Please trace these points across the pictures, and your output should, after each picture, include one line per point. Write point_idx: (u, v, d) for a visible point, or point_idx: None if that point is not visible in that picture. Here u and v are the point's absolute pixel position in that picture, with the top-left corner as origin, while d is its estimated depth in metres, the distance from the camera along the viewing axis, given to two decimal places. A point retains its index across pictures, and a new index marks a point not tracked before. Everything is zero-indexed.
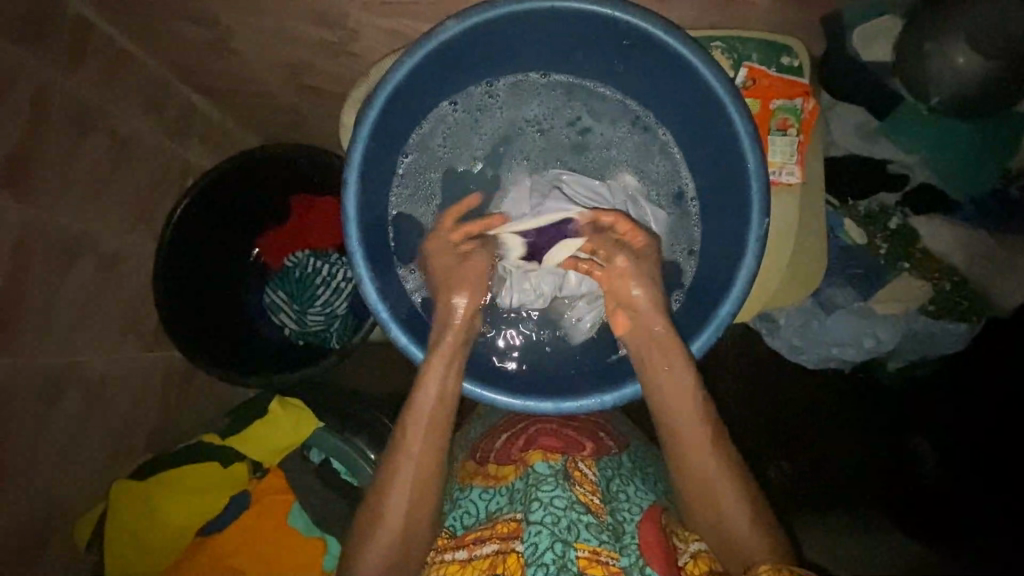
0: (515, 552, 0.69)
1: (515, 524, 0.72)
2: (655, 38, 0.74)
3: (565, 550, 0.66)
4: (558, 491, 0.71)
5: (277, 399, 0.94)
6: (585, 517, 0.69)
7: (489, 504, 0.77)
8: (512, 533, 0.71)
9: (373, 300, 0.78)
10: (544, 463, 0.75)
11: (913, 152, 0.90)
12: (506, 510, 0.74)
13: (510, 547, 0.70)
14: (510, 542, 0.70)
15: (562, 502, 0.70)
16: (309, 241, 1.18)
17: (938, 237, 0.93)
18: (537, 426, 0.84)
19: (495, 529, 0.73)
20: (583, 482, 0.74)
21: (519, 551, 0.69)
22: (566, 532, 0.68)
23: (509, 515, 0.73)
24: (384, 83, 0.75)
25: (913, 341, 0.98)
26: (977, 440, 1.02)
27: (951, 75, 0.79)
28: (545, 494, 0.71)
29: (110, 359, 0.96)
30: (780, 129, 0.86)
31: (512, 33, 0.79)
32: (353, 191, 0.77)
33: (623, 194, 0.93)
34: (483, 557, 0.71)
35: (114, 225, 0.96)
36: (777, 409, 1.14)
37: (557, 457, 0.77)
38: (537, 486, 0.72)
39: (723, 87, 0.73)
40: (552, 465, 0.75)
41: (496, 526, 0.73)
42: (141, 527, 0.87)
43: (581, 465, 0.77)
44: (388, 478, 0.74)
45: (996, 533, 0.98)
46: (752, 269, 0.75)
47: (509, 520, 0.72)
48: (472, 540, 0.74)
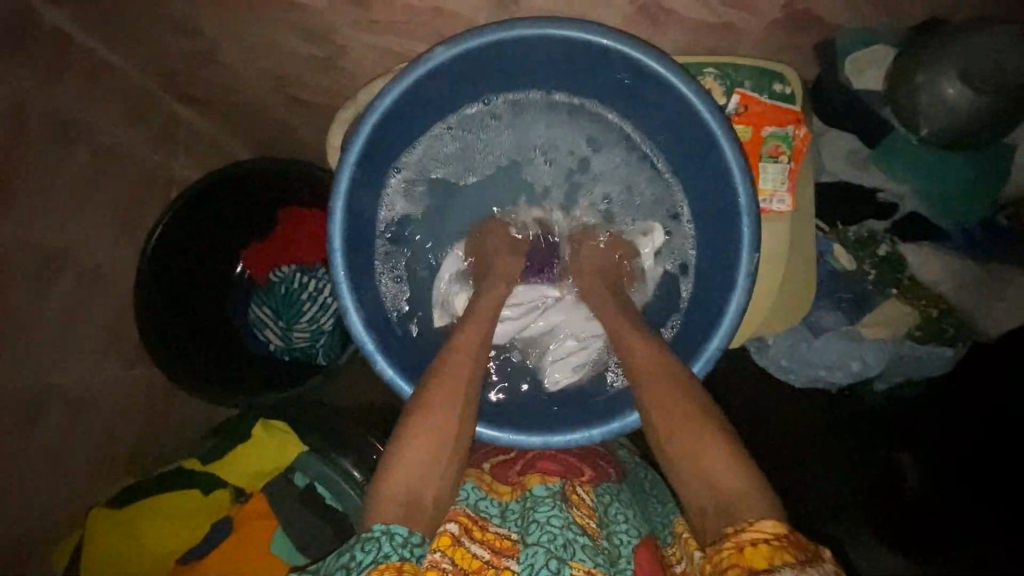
0: (510, 569, 0.69)
1: (511, 542, 0.71)
2: (647, 67, 0.73)
3: (559, 567, 0.65)
4: (556, 512, 0.69)
5: (260, 423, 0.93)
6: (580, 538, 0.68)
7: (480, 504, 0.73)
8: (507, 550, 0.70)
9: (358, 329, 0.77)
10: (542, 485, 0.73)
11: (903, 182, 0.90)
12: (498, 524, 0.72)
13: (504, 563, 0.69)
14: (503, 558, 0.69)
15: (559, 521, 0.68)
16: (295, 256, 1.15)
17: (926, 265, 0.92)
18: (535, 452, 0.83)
19: (487, 538, 0.70)
20: (581, 507, 0.73)
21: (515, 569, 0.68)
22: (562, 551, 0.66)
23: (504, 532, 0.71)
24: (370, 110, 0.73)
25: (897, 365, 0.98)
26: (964, 452, 1.05)
27: (942, 105, 0.79)
28: (542, 515, 0.69)
29: (91, 376, 0.94)
30: (771, 156, 0.86)
31: (503, 58, 0.77)
32: (339, 218, 0.76)
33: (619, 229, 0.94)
34: (473, 556, 0.67)
35: (94, 239, 0.94)
36: (768, 426, 1.14)
37: (555, 480, 0.75)
38: (534, 507, 0.70)
39: (714, 117, 0.73)
40: (550, 488, 0.73)
41: (488, 534, 0.70)
42: (120, 557, 0.85)
43: (579, 490, 0.75)
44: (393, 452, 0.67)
45: (993, 542, 1.04)
46: (742, 302, 0.75)
47: (504, 536, 0.71)
48: (463, 528, 0.70)
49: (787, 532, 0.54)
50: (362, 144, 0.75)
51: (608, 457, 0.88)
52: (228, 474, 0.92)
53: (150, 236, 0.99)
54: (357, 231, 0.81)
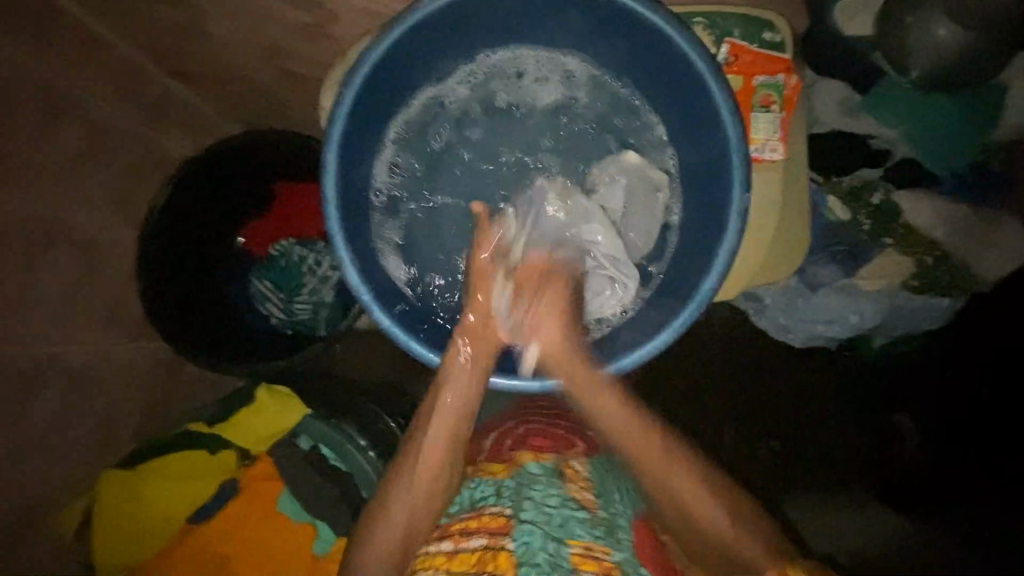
0: (505, 549, 0.68)
1: (505, 519, 0.71)
2: (635, 13, 0.74)
3: (557, 547, 0.67)
4: (551, 491, 0.73)
5: (265, 385, 0.95)
6: (577, 513, 0.71)
7: (474, 497, 0.76)
8: (501, 529, 0.70)
9: (354, 283, 0.78)
10: (537, 463, 0.77)
11: (894, 126, 0.90)
12: (493, 504, 0.73)
13: (500, 544, 0.68)
14: (499, 538, 0.69)
15: (555, 500, 0.72)
16: (295, 230, 1.16)
17: (921, 211, 0.92)
18: (528, 427, 0.86)
19: (483, 522, 0.71)
20: (576, 480, 0.76)
21: (510, 548, 0.68)
22: (559, 530, 0.69)
23: (498, 510, 0.72)
24: (359, 62, 0.74)
25: (897, 316, 0.98)
26: (959, 416, 1.04)
27: (931, 44, 0.82)
28: (537, 493, 0.72)
29: (93, 347, 0.95)
30: (762, 105, 0.85)
31: (491, 11, 0.79)
32: (332, 170, 0.77)
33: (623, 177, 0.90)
34: (471, 551, 0.69)
35: (93, 211, 0.95)
36: (770, 391, 1.14)
37: (549, 457, 0.79)
38: (528, 485, 0.73)
39: (702, 58, 0.73)
40: (544, 466, 0.77)
41: (483, 519, 0.71)
42: (130, 515, 0.87)
43: (574, 463, 0.79)
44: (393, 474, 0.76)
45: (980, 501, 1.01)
46: (733, 245, 0.75)
47: (497, 514, 0.71)
48: (459, 531, 0.72)
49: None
50: (354, 97, 0.75)
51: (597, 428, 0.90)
52: (234, 436, 0.94)
53: (151, 207, 1.00)
54: (350, 183, 0.81)
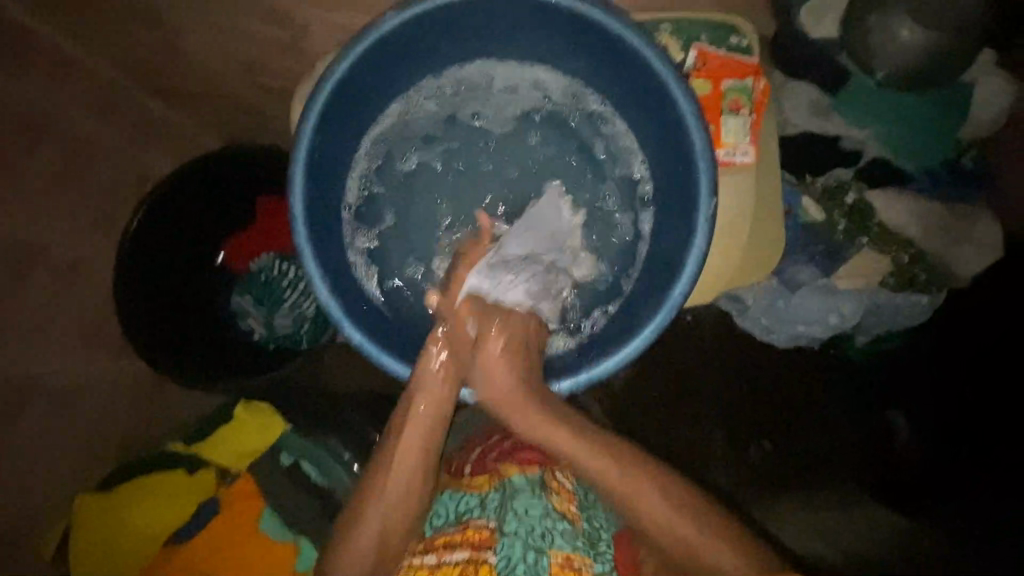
0: (488, 563, 0.71)
1: (488, 533, 0.73)
2: (597, 22, 0.75)
3: (537, 558, 0.69)
4: (534, 502, 0.73)
5: (243, 402, 0.96)
6: (559, 524, 0.72)
7: (459, 507, 0.77)
8: (484, 542, 0.72)
9: (325, 297, 0.78)
10: (522, 475, 0.76)
11: (865, 127, 0.91)
12: (477, 516, 0.75)
13: (482, 557, 0.71)
14: (481, 552, 0.72)
15: (537, 512, 0.72)
16: (274, 244, 1.15)
17: (895, 210, 0.92)
18: (516, 439, 0.84)
19: (467, 535, 0.73)
20: (560, 492, 0.76)
21: (493, 562, 0.71)
22: (541, 541, 0.70)
23: (482, 522, 0.74)
24: (324, 78, 0.75)
25: (875, 314, 0.98)
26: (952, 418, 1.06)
27: (897, 46, 0.82)
28: (520, 506, 0.73)
29: (72, 368, 0.94)
30: (732, 109, 0.85)
31: (455, 23, 0.80)
32: (300, 185, 0.77)
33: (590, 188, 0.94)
34: (454, 564, 0.71)
35: (69, 231, 0.95)
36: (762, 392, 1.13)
37: (535, 470, 0.77)
38: (512, 497, 0.74)
39: (664, 64, 0.74)
40: (529, 478, 0.76)
41: (467, 532, 0.73)
42: (108, 538, 0.86)
43: (558, 475, 0.78)
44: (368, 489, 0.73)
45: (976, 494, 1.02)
46: (702, 249, 0.75)
47: (481, 527, 0.73)
48: (443, 544, 0.73)
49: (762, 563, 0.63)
50: (320, 112, 0.76)
51: None
52: (214, 455, 0.94)
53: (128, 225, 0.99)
54: (319, 197, 0.82)
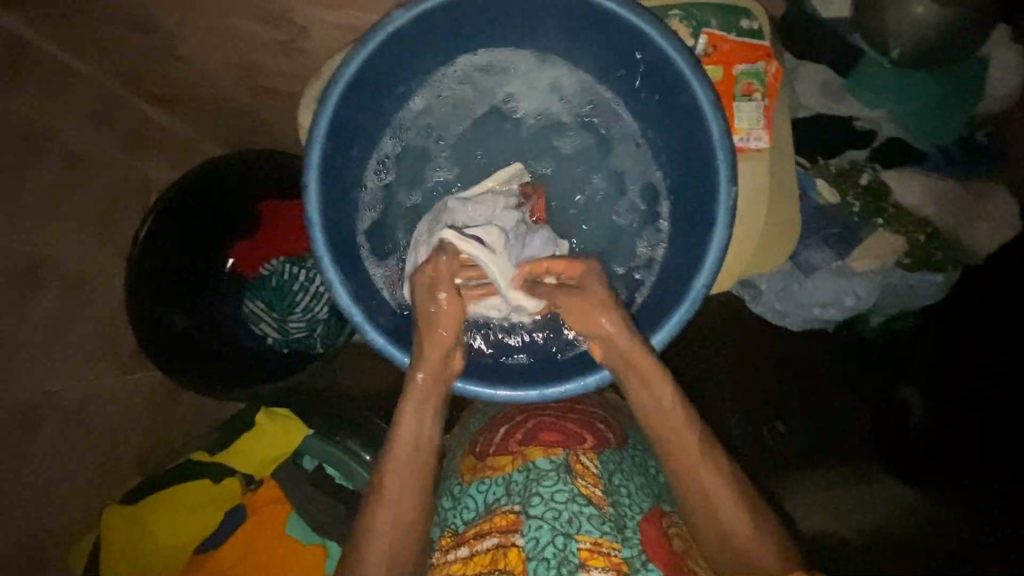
0: (516, 545, 0.71)
1: (514, 517, 0.73)
2: (609, 10, 0.73)
3: (565, 542, 0.69)
4: (560, 486, 0.72)
5: (264, 410, 0.93)
6: (586, 509, 0.71)
7: (487, 496, 0.77)
8: (512, 526, 0.72)
9: (345, 302, 0.78)
10: (547, 458, 0.76)
11: (879, 107, 0.90)
12: (504, 501, 0.75)
13: (511, 541, 0.71)
14: (511, 535, 0.71)
15: (563, 496, 0.72)
16: (285, 248, 1.14)
17: (910, 189, 0.92)
18: (535, 420, 0.83)
19: (494, 522, 0.73)
20: (586, 476, 0.75)
21: (521, 545, 0.70)
22: (567, 526, 0.70)
23: (508, 508, 0.74)
24: (334, 81, 0.74)
25: (888, 294, 0.98)
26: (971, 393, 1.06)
27: (911, 24, 0.81)
28: (546, 489, 0.72)
29: (87, 383, 0.94)
30: (744, 94, 0.84)
31: (461, 18, 0.79)
32: (315, 190, 0.76)
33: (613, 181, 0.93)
34: (485, 551, 0.72)
35: (76, 246, 0.94)
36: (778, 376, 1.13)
37: (559, 452, 0.77)
38: (537, 481, 0.73)
39: (679, 52, 0.73)
40: (554, 460, 0.76)
41: (495, 519, 0.74)
42: (134, 549, 0.86)
43: (582, 458, 0.77)
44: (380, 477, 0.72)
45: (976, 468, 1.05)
46: (723, 239, 0.75)
47: (507, 513, 0.73)
48: (473, 536, 0.74)
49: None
50: (330, 114, 0.75)
51: (607, 421, 0.86)
52: (237, 463, 0.93)
53: (137, 237, 0.99)
54: (334, 203, 0.81)
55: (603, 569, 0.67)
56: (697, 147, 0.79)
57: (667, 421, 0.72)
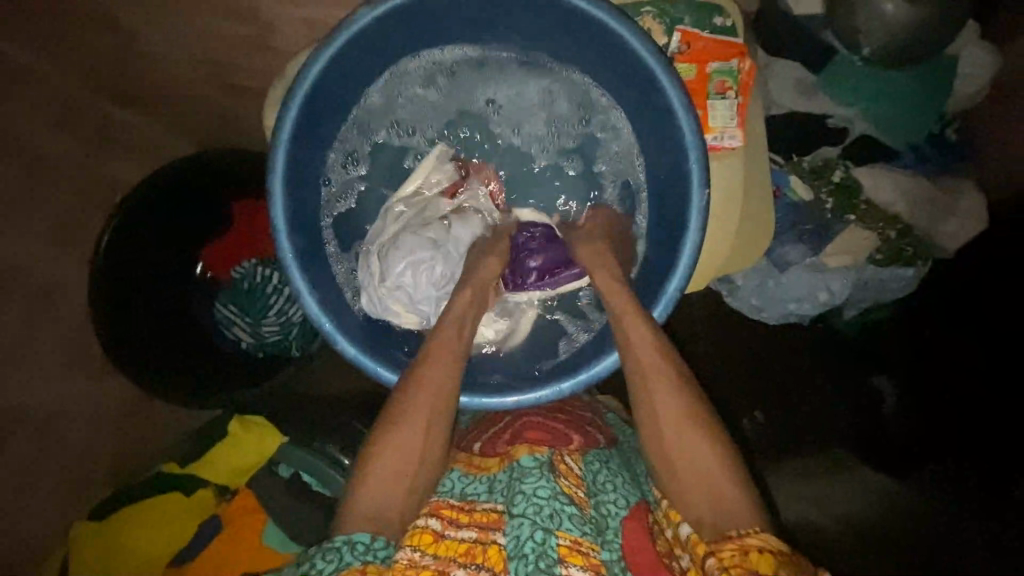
0: (497, 543, 0.68)
1: (496, 515, 0.70)
2: (580, 9, 0.72)
3: (545, 537, 0.65)
4: (542, 483, 0.70)
5: (237, 419, 0.92)
6: (568, 508, 0.68)
7: (467, 487, 0.74)
8: (492, 524, 0.69)
9: (315, 310, 0.76)
10: (531, 456, 0.74)
11: (851, 105, 0.90)
12: (485, 499, 0.72)
13: (491, 538, 0.68)
14: (490, 533, 0.69)
15: (545, 492, 0.69)
16: (254, 250, 1.10)
17: (883, 185, 0.92)
18: (523, 421, 0.84)
19: (475, 518, 0.70)
20: (568, 475, 0.73)
21: (501, 542, 0.68)
22: (548, 521, 0.66)
23: (490, 505, 0.71)
24: (297, 84, 0.71)
25: (862, 290, 1.00)
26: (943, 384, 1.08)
27: (881, 21, 0.82)
28: (528, 486, 0.69)
29: (53, 392, 0.91)
30: (718, 92, 0.84)
31: (429, 15, 0.77)
32: (280, 196, 0.74)
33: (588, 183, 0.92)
34: (460, 541, 0.67)
35: (37, 252, 0.90)
36: (757, 370, 1.14)
37: (544, 450, 0.75)
38: (520, 478, 0.71)
39: (650, 52, 0.72)
40: (538, 458, 0.73)
41: (475, 515, 0.70)
42: (104, 567, 0.85)
43: (566, 459, 0.76)
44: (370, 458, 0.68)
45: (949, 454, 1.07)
46: (697, 242, 0.75)
47: (489, 510, 0.71)
48: (450, 519, 0.69)
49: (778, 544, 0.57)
50: (294, 118, 0.73)
51: (597, 425, 0.87)
52: (209, 475, 0.92)
53: (100, 240, 0.95)
54: (301, 209, 0.79)
55: (580, 567, 0.65)
56: (670, 149, 0.78)
57: (665, 381, 0.70)
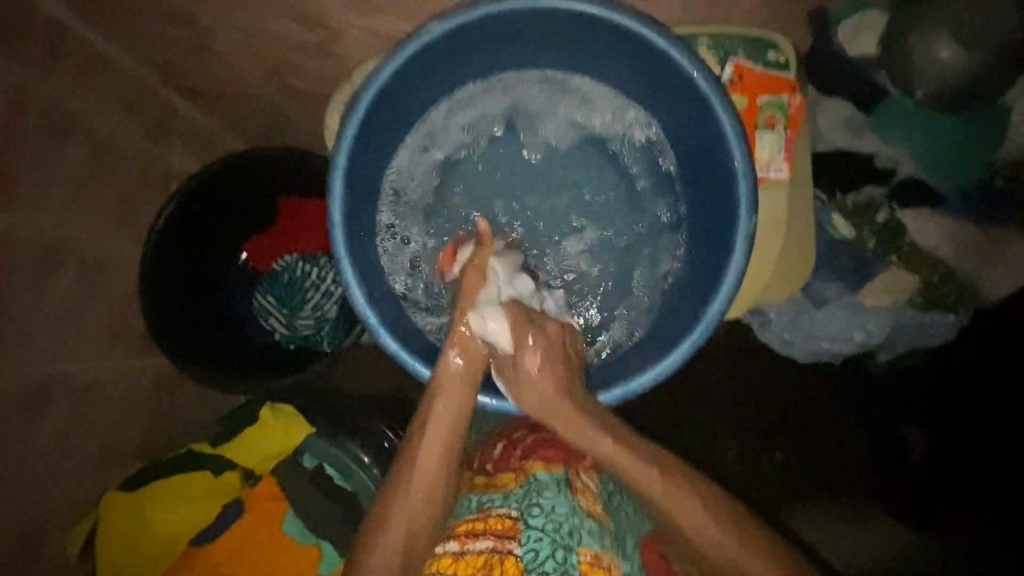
0: (513, 555, 0.68)
1: (511, 523, 0.70)
2: (644, 38, 0.75)
3: (566, 555, 0.68)
4: (560, 499, 0.72)
5: (270, 406, 0.94)
6: (586, 522, 0.71)
7: (481, 499, 0.75)
8: (508, 532, 0.69)
9: (362, 304, 0.79)
10: (547, 471, 0.75)
11: (899, 146, 0.91)
12: (499, 505, 0.72)
13: (507, 548, 0.68)
14: (506, 542, 0.69)
15: (564, 509, 0.71)
16: (297, 246, 1.13)
17: (926, 231, 0.94)
18: (536, 437, 0.84)
19: (490, 524, 0.70)
20: (586, 493, 0.75)
21: (517, 553, 0.68)
22: (568, 538, 0.69)
23: (505, 512, 0.71)
24: (367, 85, 0.75)
25: (901, 333, 0.97)
26: None
27: (936, 66, 0.83)
28: (547, 501, 0.71)
29: (96, 367, 0.94)
30: (767, 125, 0.85)
31: (493, 33, 0.80)
32: (338, 194, 0.77)
33: (628, 201, 0.96)
34: (477, 554, 0.68)
35: (98, 230, 0.95)
36: (781, 408, 1.12)
37: (560, 466, 0.77)
38: (538, 491, 0.72)
39: (707, 80, 0.74)
40: (555, 474, 0.75)
41: (490, 521, 0.70)
42: (132, 538, 0.87)
43: (582, 476, 0.78)
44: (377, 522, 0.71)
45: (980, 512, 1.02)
46: (741, 266, 0.75)
47: (504, 516, 0.71)
48: (465, 533, 0.71)
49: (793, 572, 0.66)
50: (359, 120, 0.76)
51: None
52: (237, 458, 0.93)
53: (156, 222, 0.98)
54: (356, 209, 0.82)
55: None
56: (721, 175, 0.79)
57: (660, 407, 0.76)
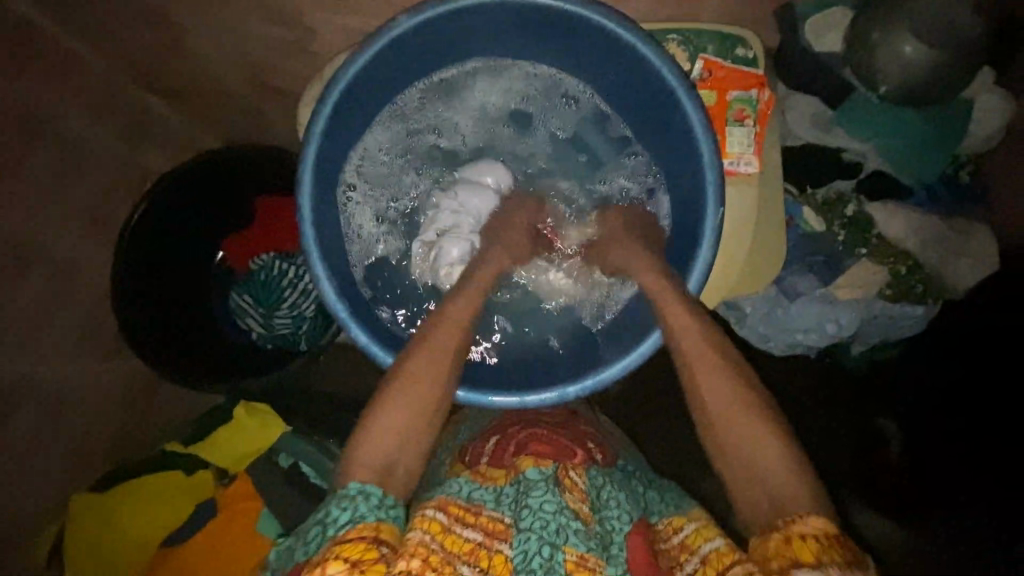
0: (502, 556, 0.65)
1: (503, 527, 0.67)
2: (614, 33, 0.75)
3: (552, 553, 0.63)
4: (549, 497, 0.67)
5: (243, 404, 0.94)
6: (574, 523, 0.66)
7: (472, 490, 0.69)
8: (499, 534, 0.66)
9: (330, 298, 0.79)
10: (536, 469, 0.71)
11: (866, 141, 0.93)
12: (491, 506, 0.69)
13: (496, 546, 0.65)
14: (495, 541, 0.65)
15: (552, 507, 0.66)
16: (274, 243, 1.13)
17: (894, 221, 0.94)
18: (527, 432, 0.80)
19: (481, 521, 0.66)
20: (573, 490, 0.71)
21: (507, 553, 0.65)
22: (554, 536, 0.64)
23: (497, 515, 0.68)
24: (334, 81, 0.75)
25: (870, 323, 0.99)
26: None
27: (899, 61, 0.84)
28: (535, 500, 0.67)
29: (68, 366, 0.94)
30: (737, 119, 0.87)
31: (462, 27, 0.80)
32: (307, 189, 0.77)
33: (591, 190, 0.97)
34: (465, 540, 0.64)
35: (70, 229, 0.94)
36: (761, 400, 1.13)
37: (549, 464, 0.72)
38: (526, 492, 0.68)
39: (673, 74, 0.74)
40: (544, 472, 0.71)
41: (481, 517, 0.67)
42: (107, 538, 0.88)
43: (571, 473, 0.73)
44: (367, 425, 0.67)
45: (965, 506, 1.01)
46: (708, 257, 0.77)
47: (495, 519, 0.67)
48: (457, 515, 0.66)
49: (836, 532, 0.57)
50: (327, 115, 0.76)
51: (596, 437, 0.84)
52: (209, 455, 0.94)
53: (127, 219, 0.97)
54: (326, 203, 0.82)
55: None
56: (690, 170, 0.80)
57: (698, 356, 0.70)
